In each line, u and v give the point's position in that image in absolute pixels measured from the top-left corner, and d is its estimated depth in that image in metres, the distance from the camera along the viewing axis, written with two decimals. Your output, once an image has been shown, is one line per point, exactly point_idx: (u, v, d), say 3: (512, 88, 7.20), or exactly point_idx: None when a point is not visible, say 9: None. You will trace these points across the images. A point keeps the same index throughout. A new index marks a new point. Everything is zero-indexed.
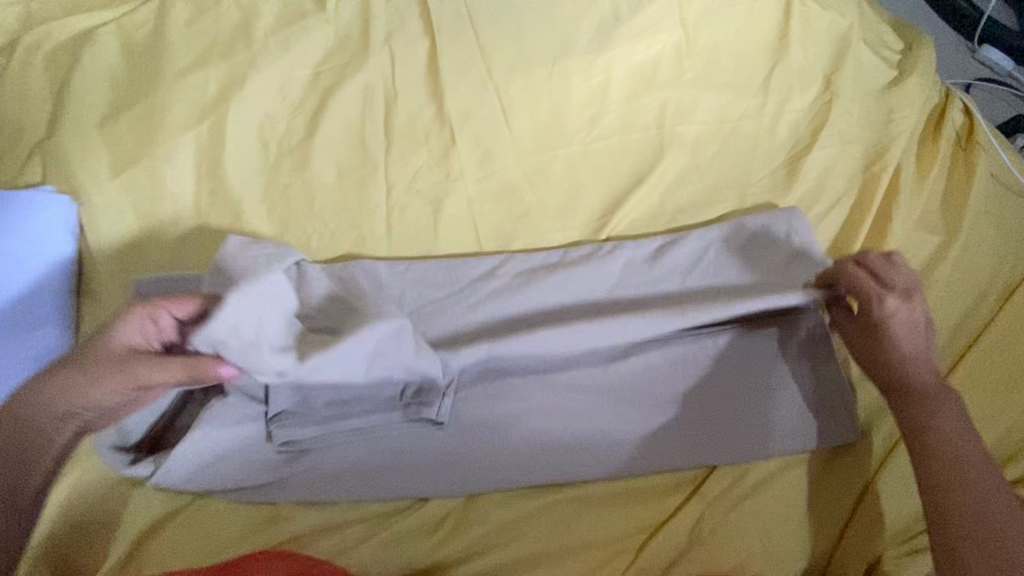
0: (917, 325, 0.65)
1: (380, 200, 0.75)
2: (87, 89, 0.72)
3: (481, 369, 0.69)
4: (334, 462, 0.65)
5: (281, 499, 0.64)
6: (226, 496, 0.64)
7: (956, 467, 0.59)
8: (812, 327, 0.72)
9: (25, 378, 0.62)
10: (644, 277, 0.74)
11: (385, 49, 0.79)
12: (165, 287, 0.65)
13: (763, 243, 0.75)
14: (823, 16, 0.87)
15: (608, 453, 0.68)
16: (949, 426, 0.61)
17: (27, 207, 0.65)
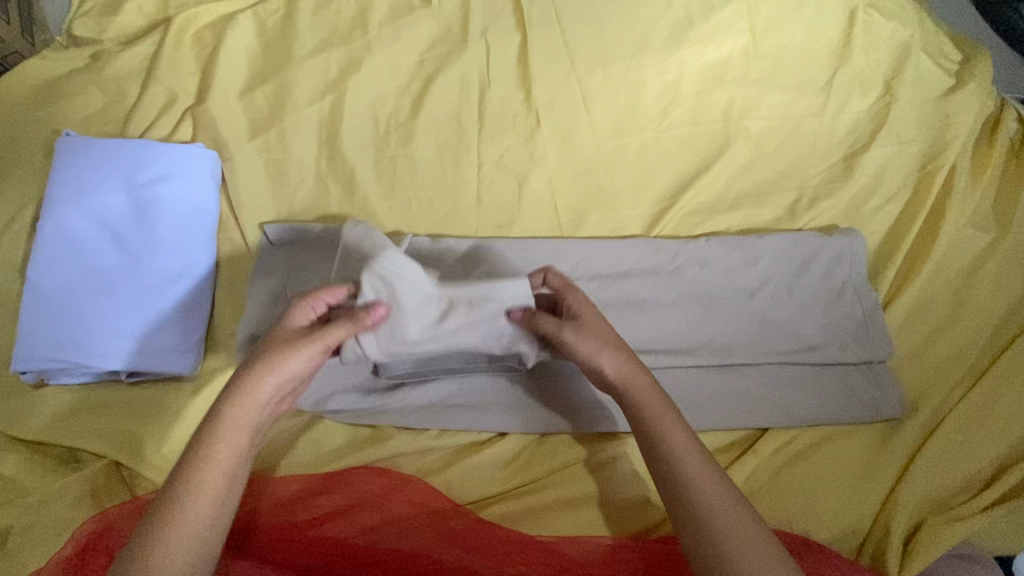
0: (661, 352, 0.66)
1: (471, 173, 0.84)
2: (229, 65, 0.84)
3: None
4: (429, 398, 0.74)
5: (383, 425, 0.74)
6: (335, 417, 0.74)
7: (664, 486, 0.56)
8: (861, 315, 0.79)
9: (175, 303, 0.71)
10: (705, 252, 0.81)
11: (481, 41, 0.89)
12: (293, 238, 0.75)
13: (820, 240, 0.82)
14: (885, 27, 0.93)
15: None
16: (683, 453, 0.55)
17: (181, 158, 0.75)
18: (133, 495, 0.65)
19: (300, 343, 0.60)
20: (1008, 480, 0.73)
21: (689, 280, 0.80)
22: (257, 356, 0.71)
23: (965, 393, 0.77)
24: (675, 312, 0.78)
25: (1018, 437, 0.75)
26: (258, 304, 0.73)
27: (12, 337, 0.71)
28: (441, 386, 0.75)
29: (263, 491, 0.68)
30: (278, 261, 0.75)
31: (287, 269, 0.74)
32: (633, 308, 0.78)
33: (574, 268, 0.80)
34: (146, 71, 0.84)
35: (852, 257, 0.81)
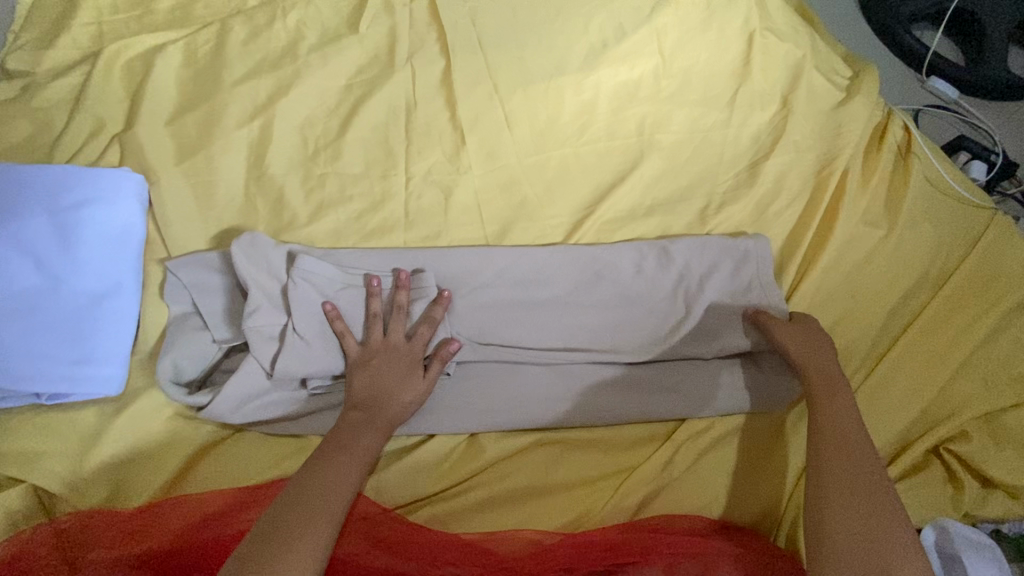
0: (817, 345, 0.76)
1: (400, 189, 0.88)
2: (159, 93, 0.86)
3: (485, 334, 0.79)
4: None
5: (307, 433, 0.74)
6: (257, 428, 0.73)
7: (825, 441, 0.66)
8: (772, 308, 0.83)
9: (97, 325, 0.71)
10: (619, 258, 0.85)
11: (408, 66, 0.94)
12: (204, 261, 0.76)
13: (729, 241, 0.86)
14: (781, 47, 1.03)
15: (591, 405, 0.78)
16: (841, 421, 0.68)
17: (105, 182, 0.75)
18: (49, 518, 0.66)
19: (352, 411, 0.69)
20: (907, 457, 0.80)
21: (610, 281, 0.84)
22: (180, 375, 0.72)
23: (865, 378, 0.83)
24: (596, 316, 0.82)
25: (913, 416, 0.82)
26: (179, 328, 0.74)
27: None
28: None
29: (177, 513, 0.66)
30: (190, 285, 0.75)
31: (202, 295, 0.74)
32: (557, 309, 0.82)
33: (495, 273, 0.82)
34: (74, 100, 0.86)
35: (759, 254, 0.86)
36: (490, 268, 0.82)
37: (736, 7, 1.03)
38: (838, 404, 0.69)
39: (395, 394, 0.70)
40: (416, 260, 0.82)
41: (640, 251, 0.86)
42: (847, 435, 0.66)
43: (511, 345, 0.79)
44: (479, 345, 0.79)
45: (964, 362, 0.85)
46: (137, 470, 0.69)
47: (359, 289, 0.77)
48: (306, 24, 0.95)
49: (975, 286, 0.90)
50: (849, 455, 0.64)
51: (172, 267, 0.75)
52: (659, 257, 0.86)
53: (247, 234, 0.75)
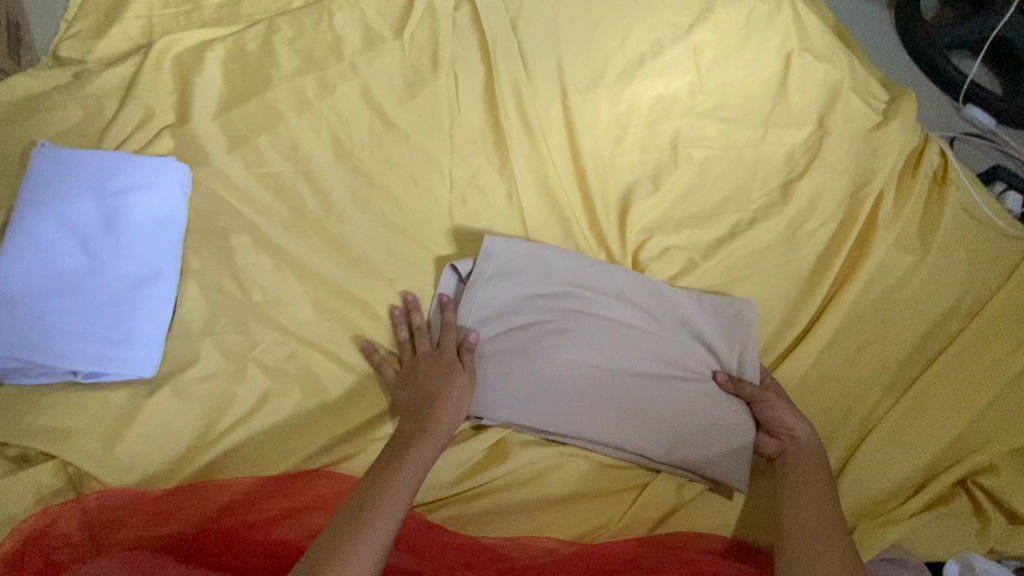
0: (789, 410, 0.75)
1: (436, 189, 0.88)
2: (207, 85, 0.89)
3: (651, 369, 0.79)
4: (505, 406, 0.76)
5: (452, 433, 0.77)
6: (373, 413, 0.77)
7: (826, 506, 0.68)
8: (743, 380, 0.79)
9: (133, 310, 0.73)
10: (663, 300, 0.81)
11: (451, 72, 0.95)
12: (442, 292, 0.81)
13: (745, 320, 0.81)
14: (818, 69, 1.03)
15: (681, 441, 0.77)
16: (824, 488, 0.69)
17: (152, 169, 0.78)
18: (76, 495, 0.68)
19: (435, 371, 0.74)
20: (933, 487, 0.78)
21: (751, 337, 0.80)
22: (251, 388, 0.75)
23: (892, 403, 0.82)
24: (645, 356, 0.80)
25: (942, 447, 0.80)
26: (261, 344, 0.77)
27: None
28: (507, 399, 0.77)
29: (202, 502, 0.69)
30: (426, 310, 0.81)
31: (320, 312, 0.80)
32: (687, 345, 0.81)
33: (746, 332, 0.81)
34: (125, 89, 0.88)
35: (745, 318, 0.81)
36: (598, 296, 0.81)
37: (776, 27, 1.03)
38: (815, 454, 0.73)
39: (441, 396, 0.72)
40: (671, 302, 0.82)
41: (612, 282, 0.81)
42: (823, 505, 0.68)
43: (664, 386, 0.78)
44: (644, 381, 0.79)
45: (996, 396, 0.83)
46: (172, 453, 0.71)
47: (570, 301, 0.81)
48: (349, 23, 0.96)
49: (1009, 319, 0.88)
50: (820, 520, 0.66)
51: (220, 261, 0.79)
52: (627, 280, 0.81)
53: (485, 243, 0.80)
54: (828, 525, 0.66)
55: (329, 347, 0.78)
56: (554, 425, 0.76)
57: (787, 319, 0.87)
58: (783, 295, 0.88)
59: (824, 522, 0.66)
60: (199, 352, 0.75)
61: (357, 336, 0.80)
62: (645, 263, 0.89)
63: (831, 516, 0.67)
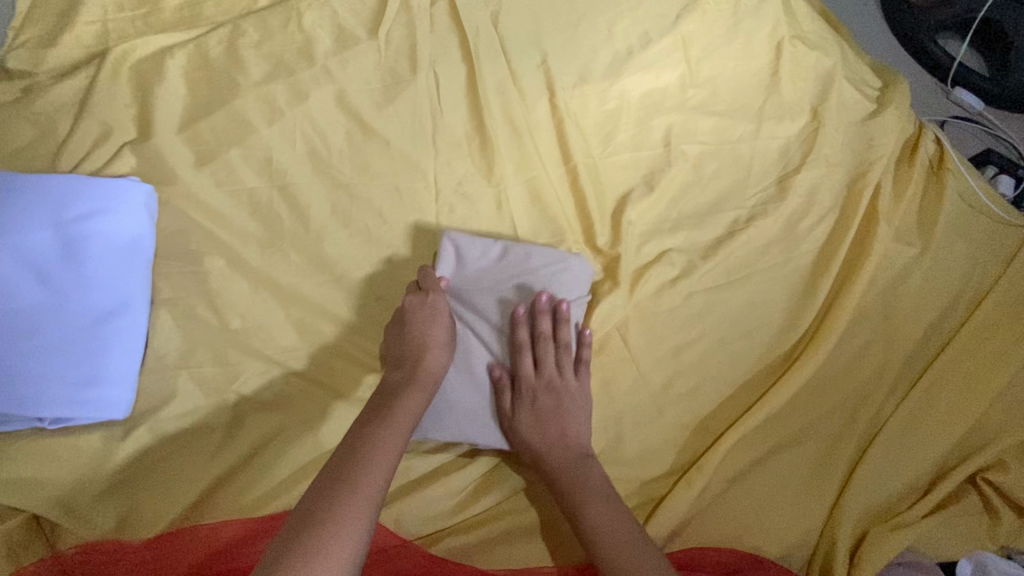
0: (552, 411, 0.72)
1: (420, 199, 0.84)
2: (169, 97, 0.83)
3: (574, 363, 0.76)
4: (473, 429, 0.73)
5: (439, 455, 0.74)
6: None
7: (598, 498, 0.68)
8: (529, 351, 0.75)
9: (102, 350, 0.67)
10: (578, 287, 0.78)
11: (431, 73, 0.90)
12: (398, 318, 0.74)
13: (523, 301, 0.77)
14: (810, 57, 1.00)
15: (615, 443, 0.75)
16: (597, 500, 0.68)
17: (112, 192, 0.71)
18: (51, 551, 0.63)
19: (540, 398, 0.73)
20: (944, 486, 0.76)
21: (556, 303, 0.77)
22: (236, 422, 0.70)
23: (898, 401, 0.81)
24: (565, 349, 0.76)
25: (950, 444, 0.79)
26: (242, 375, 0.72)
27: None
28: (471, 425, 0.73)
29: (187, 548, 0.64)
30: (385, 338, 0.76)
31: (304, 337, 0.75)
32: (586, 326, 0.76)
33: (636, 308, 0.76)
34: (79, 104, 0.82)
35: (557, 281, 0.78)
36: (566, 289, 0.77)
37: (765, 14, 1.00)
38: (546, 437, 0.71)
39: (530, 423, 0.72)
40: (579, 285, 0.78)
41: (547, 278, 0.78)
42: (597, 516, 0.66)
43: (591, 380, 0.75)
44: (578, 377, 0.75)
45: (1002, 387, 0.82)
46: (150, 498, 0.66)
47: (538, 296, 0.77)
48: (320, 24, 0.90)
49: (1010, 308, 0.87)
50: (610, 524, 0.66)
51: (193, 289, 0.74)
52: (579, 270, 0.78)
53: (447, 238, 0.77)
54: (616, 534, 0.65)
55: (316, 373, 0.74)
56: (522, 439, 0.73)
57: (790, 319, 0.84)
58: (785, 293, 0.86)
59: (608, 526, 0.66)
60: (176, 387, 0.70)
61: (345, 358, 0.75)
62: (643, 265, 0.86)
63: (607, 510, 0.67)
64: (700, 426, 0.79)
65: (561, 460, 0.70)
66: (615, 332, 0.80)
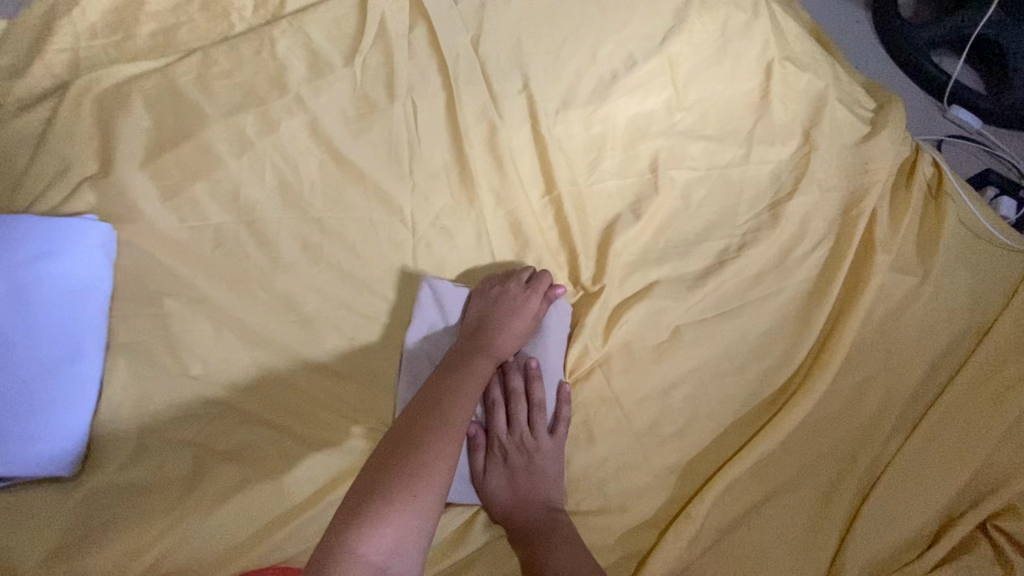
0: (523, 470, 0.70)
1: (396, 233, 0.80)
2: (134, 128, 0.79)
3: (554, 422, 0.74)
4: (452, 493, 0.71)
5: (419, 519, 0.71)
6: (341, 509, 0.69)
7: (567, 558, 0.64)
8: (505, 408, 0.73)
9: (46, 403, 0.63)
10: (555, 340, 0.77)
11: (408, 100, 0.86)
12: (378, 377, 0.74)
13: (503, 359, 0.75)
14: (801, 78, 0.97)
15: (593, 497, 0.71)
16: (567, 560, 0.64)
17: (66, 233, 0.68)
18: None
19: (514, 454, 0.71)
20: (953, 535, 0.71)
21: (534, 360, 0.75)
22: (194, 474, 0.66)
23: (902, 440, 0.76)
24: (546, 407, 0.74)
25: (957, 488, 0.74)
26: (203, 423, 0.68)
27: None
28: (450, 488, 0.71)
29: None
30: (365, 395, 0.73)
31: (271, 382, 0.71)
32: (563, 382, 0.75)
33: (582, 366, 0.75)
34: (39, 137, 0.79)
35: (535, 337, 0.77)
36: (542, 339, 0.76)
37: (754, 34, 0.97)
38: (518, 498, 0.69)
39: (504, 481, 0.70)
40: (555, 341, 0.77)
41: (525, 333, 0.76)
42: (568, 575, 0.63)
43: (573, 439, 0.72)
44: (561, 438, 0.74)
45: (1013, 426, 0.77)
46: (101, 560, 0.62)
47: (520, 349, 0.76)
48: (294, 51, 0.88)
49: (1018, 339, 0.83)
50: None
51: (152, 330, 0.70)
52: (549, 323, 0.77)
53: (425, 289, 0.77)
54: None
55: (282, 420, 0.70)
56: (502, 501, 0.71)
57: (785, 353, 0.80)
58: (778, 326, 0.82)
59: None
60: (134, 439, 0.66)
61: (314, 403, 0.72)
62: (628, 298, 0.82)
63: (577, 569, 0.63)
64: (691, 470, 0.74)
65: (531, 520, 0.68)
66: (599, 370, 0.76)
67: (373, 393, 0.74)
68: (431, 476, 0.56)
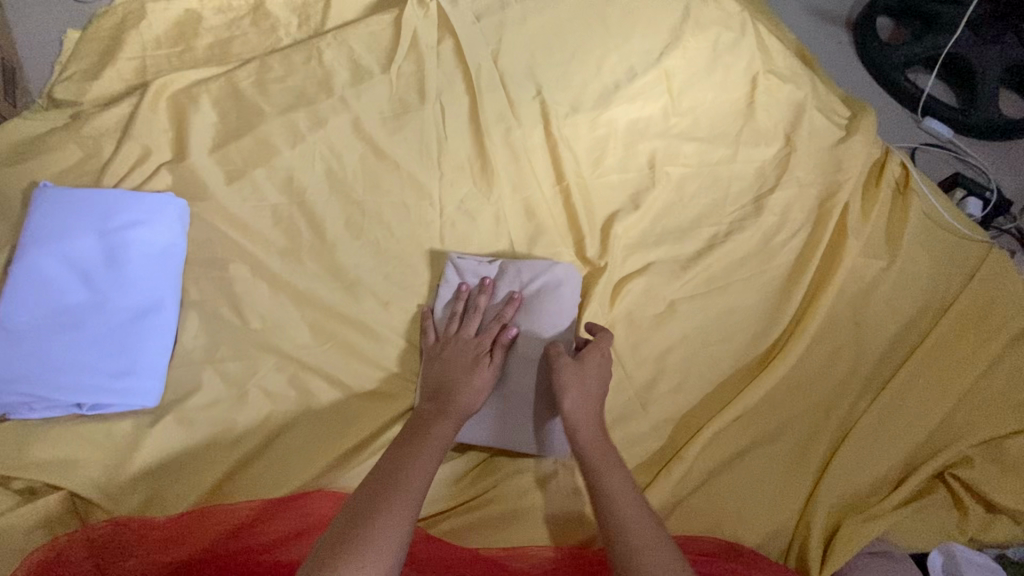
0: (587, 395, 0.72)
1: (426, 215, 0.92)
2: (203, 123, 0.92)
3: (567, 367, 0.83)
4: (478, 430, 0.80)
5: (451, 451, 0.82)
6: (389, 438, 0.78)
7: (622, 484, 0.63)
8: (525, 354, 0.83)
9: (133, 346, 0.74)
10: (569, 297, 0.86)
11: (437, 103, 0.99)
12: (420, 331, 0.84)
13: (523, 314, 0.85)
14: (783, 89, 1.10)
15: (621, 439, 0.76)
16: (620, 484, 0.63)
17: (151, 205, 0.80)
18: (83, 524, 0.69)
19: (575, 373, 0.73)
20: (913, 481, 0.81)
21: (549, 314, 0.85)
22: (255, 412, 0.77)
23: (871, 401, 0.87)
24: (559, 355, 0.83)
25: (919, 441, 0.84)
26: (260, 370, 0.79)
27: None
28: (477, 424, 0.80)
29: (208, 525, 0.69)
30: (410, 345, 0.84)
31: (317, 337, 0.82)
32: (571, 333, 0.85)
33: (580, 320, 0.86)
34: (122, 129, 0.92)
35: (552, 292, 0.86)
36: (557, 296, 0.85)
37: (740, 51, 1.10)
38: (582, 418, 0.69)
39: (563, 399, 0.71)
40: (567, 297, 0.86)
41: (540, 291, 0.86)
42: (619, 499, 0.62)
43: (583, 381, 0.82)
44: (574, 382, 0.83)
45: (967, 390, 0.88)
46: (176, 480, 0.73)
47: (536, 306, 0.85)
48: (339, 61, 1.01)
49: (974, 315, 0.93)
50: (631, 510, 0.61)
51: (220, 292, 0.82)
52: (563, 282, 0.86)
53: (450, 263, 0.88)
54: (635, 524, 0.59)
55: (327, 369, 0.81)
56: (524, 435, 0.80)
57: (767, 324, 0.91)
58: (762, 301, 0.93)
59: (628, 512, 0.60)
60: (202, 381, 0.77)
61: (355, 357, 0.83)
62: (628, 275, 0.93)
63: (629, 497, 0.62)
64: (683, 422, 0.84)
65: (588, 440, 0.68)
66: None
67: (407, 349, 0.85)
68: (412, 494, 0.58)
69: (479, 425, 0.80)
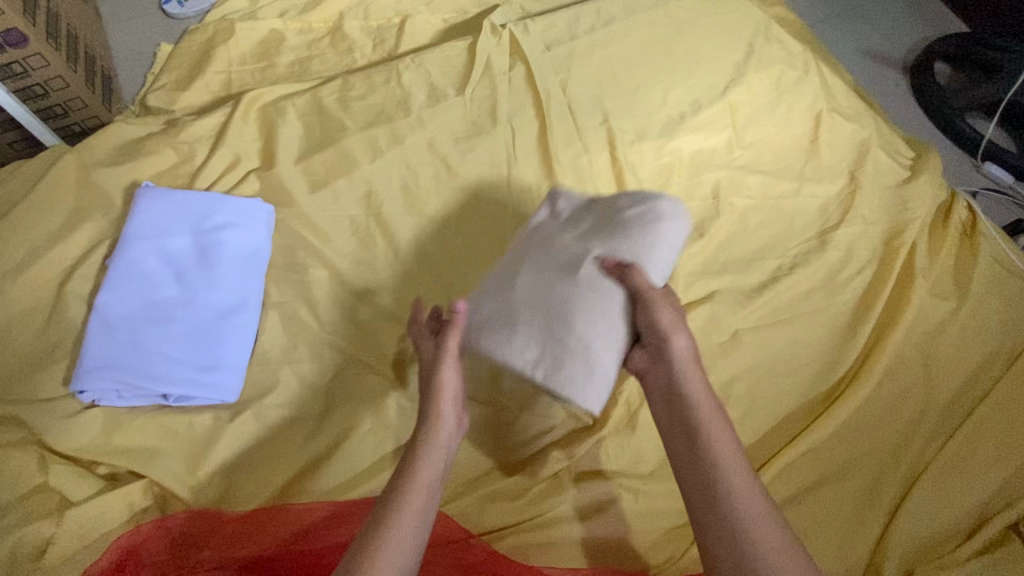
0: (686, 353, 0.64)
1: (495, 232, 0.94)
2: (289, 135, 0.97)
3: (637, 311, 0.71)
4: (512, 325, 0.70)
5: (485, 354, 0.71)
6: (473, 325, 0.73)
7: (728, 456, 0.57)
8: (594, 273, 0.70)
9: (218, 343, 0.77)
10: (659, 230, 0.74)
11: (508, 126, 1.03)
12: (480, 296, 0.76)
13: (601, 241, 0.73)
14: (846, 128, 1.11)
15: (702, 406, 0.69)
16: (724, 454, 0.57)
17: (242, 210, 0.84)
18: (160, 516, 0.70)
19: (662, 332, 0.65)
20: (987, 530, 0.78)
21: (635, 246, 0.72)
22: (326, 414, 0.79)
23: (940, 445, 0.85)
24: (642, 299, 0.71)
25: (991, 490, 0.82)
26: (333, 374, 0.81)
27: (61, 362, 0.77)
28: (519, 335, 0.69)
29: (283, 522, 0.71)
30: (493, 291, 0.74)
31: (387, 344, 0.84)
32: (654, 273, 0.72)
33: (665, 261, 0.73)
34: (214, 137, 0.97)
35: (646, 223, 0.73)
36: (651, 234, 0.73)
37: (804, 90, 1.13)
38: (679, 375, 0.63)
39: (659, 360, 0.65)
40: (655, 232, 0.73)
41: (626, 223, 0.74)
42: (722, 472, 0.56)
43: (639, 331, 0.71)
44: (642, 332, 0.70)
45: None
46: (249, 475, 0.74)
47: (622, 240, 0.72)
48: (417, 83, 1.06)
49: None
50: (731, 485, 0.56)
51: (299, 296, 0.85)
52: (658, 220, 0.74)
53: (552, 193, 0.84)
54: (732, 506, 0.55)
55: (396, 375, 0.82)
56: (560, 377, 0.67)
57: (832, 360, 0.90)
58: (826, 337, 0.92)
59: (729, 488, 0.55)
60: (281, 380, 0.79)
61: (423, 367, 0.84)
62: (691, 302, 0.93)
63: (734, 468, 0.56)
64: (746, 454, 0.83)
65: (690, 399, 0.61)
66: None
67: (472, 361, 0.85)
68: (420, 485, 0.58)
69: (524, 328, 0.69)
